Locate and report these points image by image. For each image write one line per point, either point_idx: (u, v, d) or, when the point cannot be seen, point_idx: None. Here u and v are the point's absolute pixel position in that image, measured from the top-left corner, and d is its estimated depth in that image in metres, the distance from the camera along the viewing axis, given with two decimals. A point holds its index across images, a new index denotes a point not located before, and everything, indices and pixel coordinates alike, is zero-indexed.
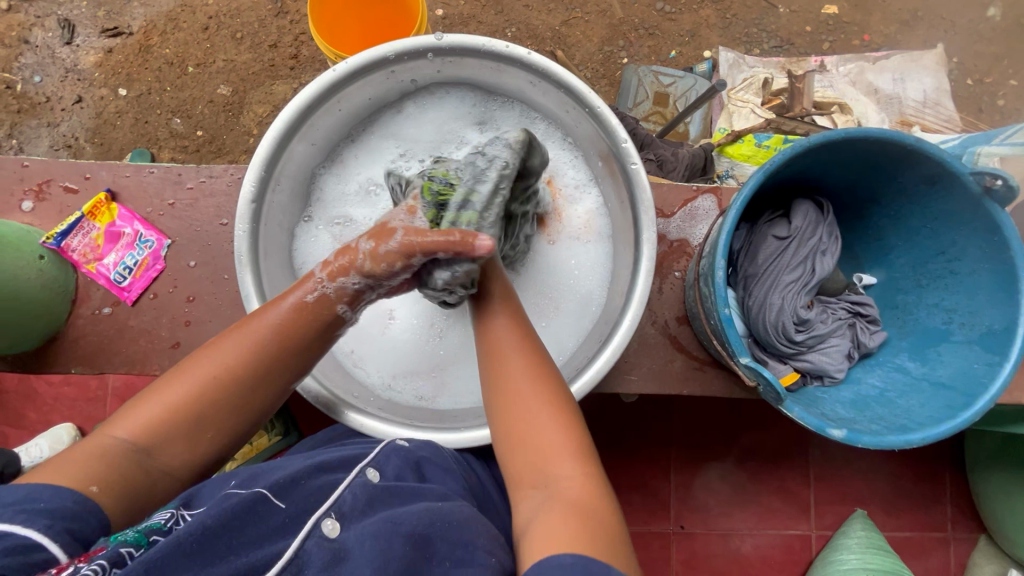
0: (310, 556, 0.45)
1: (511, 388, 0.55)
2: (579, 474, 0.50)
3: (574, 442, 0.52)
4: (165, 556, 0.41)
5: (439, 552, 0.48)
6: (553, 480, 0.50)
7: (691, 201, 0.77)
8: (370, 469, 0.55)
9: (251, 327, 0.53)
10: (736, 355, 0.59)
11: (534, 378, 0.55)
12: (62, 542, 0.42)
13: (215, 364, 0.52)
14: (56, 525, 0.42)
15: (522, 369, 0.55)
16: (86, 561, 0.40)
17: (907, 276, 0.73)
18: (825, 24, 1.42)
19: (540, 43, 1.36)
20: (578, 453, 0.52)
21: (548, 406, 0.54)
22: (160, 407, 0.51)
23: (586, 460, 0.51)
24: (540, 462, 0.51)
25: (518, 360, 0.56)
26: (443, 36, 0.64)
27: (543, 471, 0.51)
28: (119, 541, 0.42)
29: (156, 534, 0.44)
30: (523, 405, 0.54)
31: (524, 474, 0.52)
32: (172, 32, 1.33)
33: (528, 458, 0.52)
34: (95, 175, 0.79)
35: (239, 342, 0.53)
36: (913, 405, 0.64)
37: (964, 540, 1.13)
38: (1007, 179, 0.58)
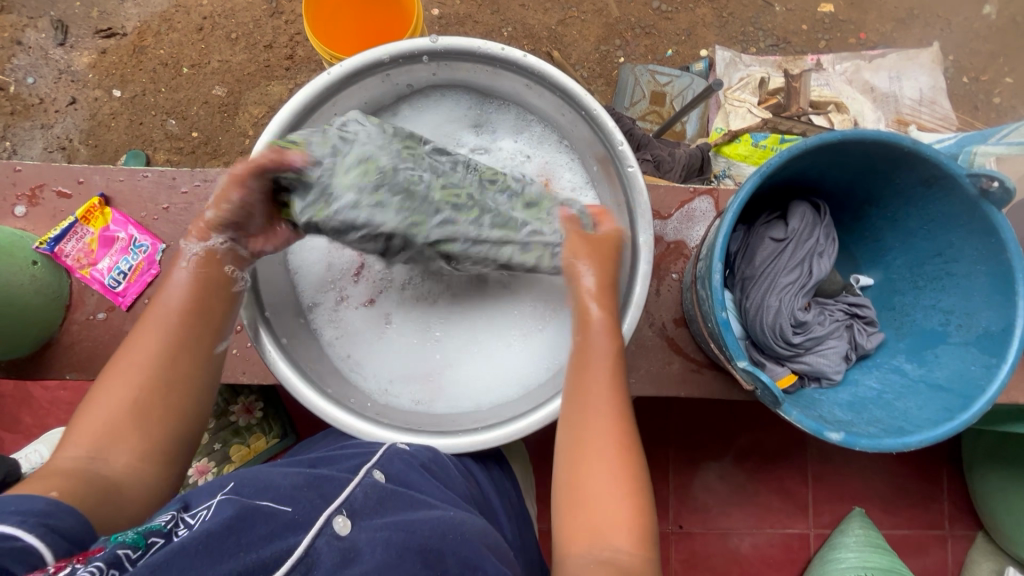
0: (320, 556, 0.45)
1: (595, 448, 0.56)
2: (637, 547, 0.52)
3: (638, 520, 0.53)
4: (171, 558, 0.39)
5: (451, 568, 0.48)
6: (611, 549, 0.51)
7: (688, 203, 0.77)
8: (376, 470, 0.55)
9: (154, 315, 0.58)
10: (734, 358, 0.58)
11: (616, 446, 0.56)
12: (38, 533, 0.40)
13: (136, 355, 0.56)
14: (30, 520, 0.40)
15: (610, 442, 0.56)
16: (84, 562, 0.37)
17: (903, 278, 0.73)
18: (821, 22, 1.42)
19: (536, 43, 1.35)
20: (638, 532, 0.53)
21: (625, 472, 0.55)
22: (104, 413, 0.53)
23: (645, 540, 0.53)
24: (601, 529, 0.52)
25: (609, 423, 0.57)
26: (438, 39, 0.63)
27: (603, 536, 0.52)
28: (117, 543, 0.40)
29: (156, 536, 0.42)
30: (604, 467, 0.55)
31: (581, 533, 0.53)
32: (166, 32, 1.32)
33: (591, 522, 0.53)
34: (89, 179, 0.78)
35: (152, 329, 0.57)
36: (910, 407, 0.64)
37: (962, 538, 1.13)
38: (1004, 181, 0.57)
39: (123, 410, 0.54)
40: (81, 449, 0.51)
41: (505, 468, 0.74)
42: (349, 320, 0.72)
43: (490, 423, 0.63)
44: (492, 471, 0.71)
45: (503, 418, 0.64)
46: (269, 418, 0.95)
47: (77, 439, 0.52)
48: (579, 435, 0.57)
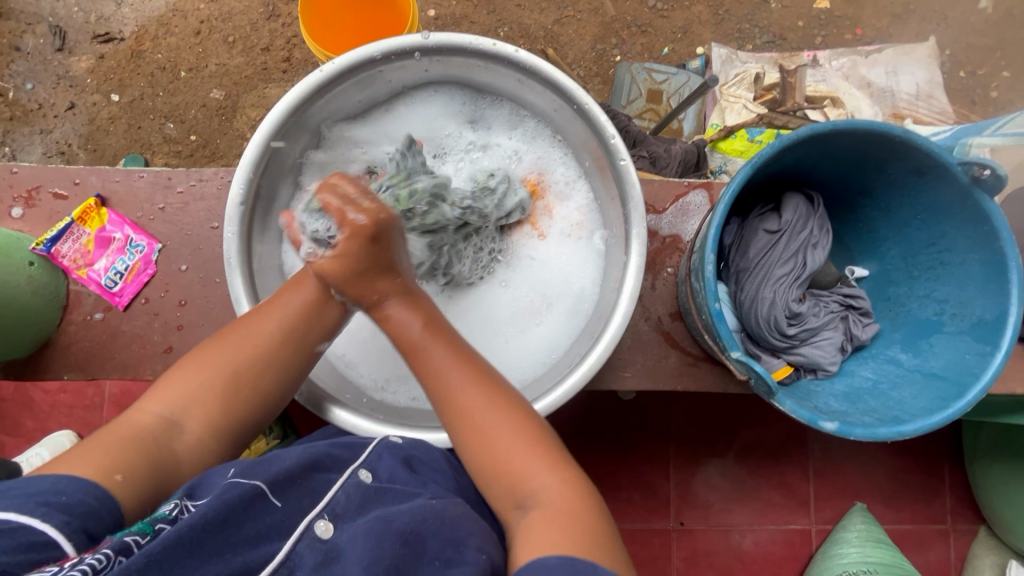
0: (302, 558, 0.45)
1: (467, 418, 0.51)
2: (559, 483, 0.49)
3: (551, 455, 0.51)
4: (166, 549, 0.40)
5: (431, 549, 0.48)
6: (533, 494, 0.49)
7: (682, 197, 0.77)
8: (363, 470, 0.55)
9: (286, 299, 0.56)
10: (728, 349, 0.58)
11: (489, 407, 0.52)
12: (77, 540, 0.42)
13: (251, 333, 0.55)
14: (73, 523, 0.42)
15: (476, 395, 0.52)
16: (91, 553, 0.39)
17: (899, 269, 0.73)
18: (817, 19, 1.42)
19: (532, 43, 1.36)
20: (555, 463, 0.51)
21: (509, 424, 0.51)
22: (197, 378, 0.54)
23: (566, 469, 0.51)
24: (516, 483, 0.50)
25: (463, 387, 0.52)
26: (429, 35, 0.63)
27: (520, 489, 0.50)
28: (125, 531, 0.42)
29: (161, 523, 0.43)
30: (485, 430, 0.51)
31: (504, 495, 0.51)
32: (163, 37, 1.33)
33: (508, 479, 0.50)
34: (85, 180, 0.79)
35: (283, 309, 0.56)
36: (905, 396, 0.64)
37: (965, 533, 1.13)
38: (996, 169, 0.57)
39: (215, 382, 0.54)
40: (162, 408, 0.52)
41: None
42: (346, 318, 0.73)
43: None
44: None
45: None
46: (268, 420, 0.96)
47: (164, 394, 0.53)
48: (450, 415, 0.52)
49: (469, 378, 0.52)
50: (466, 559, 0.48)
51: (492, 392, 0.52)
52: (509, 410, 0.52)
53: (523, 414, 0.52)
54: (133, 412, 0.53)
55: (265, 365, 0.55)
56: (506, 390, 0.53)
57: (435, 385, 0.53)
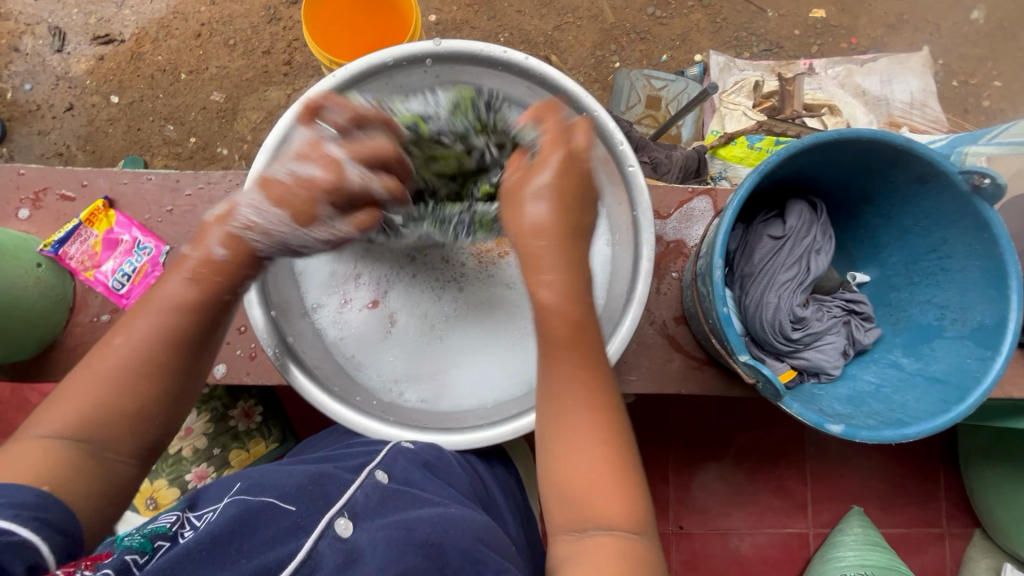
0: (322, 557, 0.47)
1: (571, 438, 0.51)
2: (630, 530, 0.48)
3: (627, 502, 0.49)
4: (174, 563, 0.41)
5: (451, 562, 0.49)
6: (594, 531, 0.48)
7: (687, 202, 0.78)
8: (380, 471, 0.58)
9: (158, 306, 0.52)
10: (736, 352, 0.59)
11: (599, 433, 0.51)
12: (32, 527, 0.41)
13: (125, 354, 0.50)
14: (23, 514, 0.41)
15: (589, 421, 0.51)
16: (92, 569, 0.39)
17: (899, 274, 0.74)
18: (813, 28, 1.44)
19: (533, 48, 1.37)
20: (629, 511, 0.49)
21: (621, 479, 0.50)
22: (94, 404, 0.48)
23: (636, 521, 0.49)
24: (585, 518, 0.49)
25: (582, 415, 0.52)
26: (441, 42, 0.64)
27: (588, 523, 0.49)
28: (124, 547, 0.42)
29: (161, 539, 0.44)
30: (576, 447, 0.51)
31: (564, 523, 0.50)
32: (163, 39, 1.33)
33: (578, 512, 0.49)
34: (92, 182, 0.79)
35: (150, 319, 0.51)
36: (907, 400, 0.65)
37: (960, 536, 1.14)
38: (995, 178, 0.59)
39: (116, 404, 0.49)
40: (51, 429, 0.47)
41: (509, 466, 0.76)
42: (355, 322, 0.71)
43: (494, 420, 0.64)
44: (496, 468, 0.72)
45: (508, 414, 0.64)
46: (269, 422, 0.96)
47: (52, 416, 0.48)
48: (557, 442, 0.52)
49: (583, 395, 0.52)
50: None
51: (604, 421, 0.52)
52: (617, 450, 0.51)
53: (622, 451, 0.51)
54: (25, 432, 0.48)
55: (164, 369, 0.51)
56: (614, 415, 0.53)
57: (553, 397, 0.53)
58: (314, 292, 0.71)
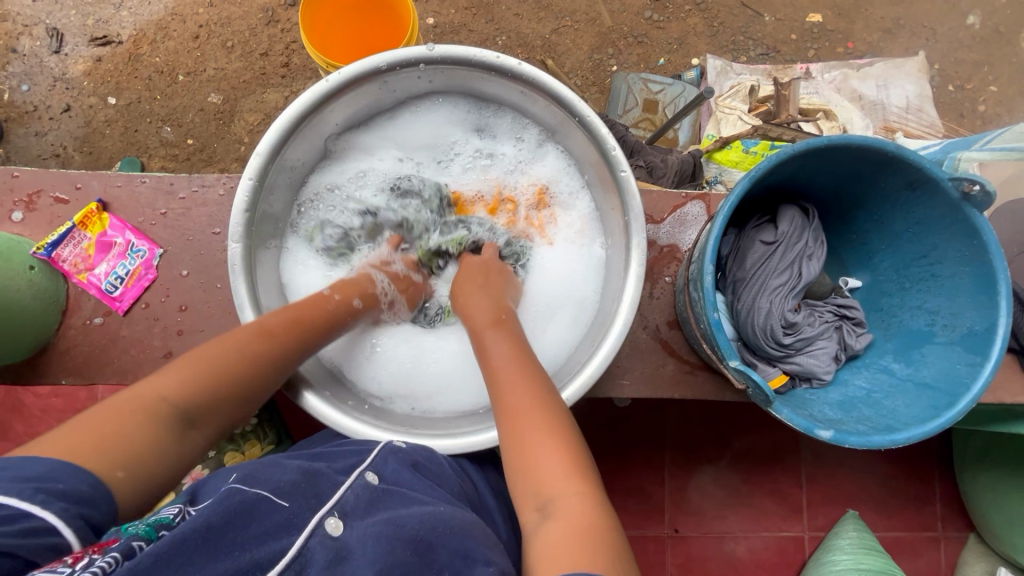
0: (314, 554, 0.47)
1: (511, 409, 0.54)
2: (579, 493, 0.48)
3: (573, 466, 0.50)
4: (172, 548, 0.41)
5: (440, 559, 0.50)
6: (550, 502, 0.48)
7: (680, 207, 0.79)
8: (369, 472, 0.57)
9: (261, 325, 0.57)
10: (726, 358, 0.59)
11: (543, 415, 0.53)
12: (76, 526, 0.42)
13: (224, 355, 0.54)
14: (71, 509, 0.42)
15: (525, 393, 0.54)
16: (101, 554, 0.41)
17: (891, 280, 0.74)
18: (810, 32, 1.44)
19: (530, 51, 1.37)
20: (577, 475, 0.49)
21: (564, 446, 0.51)
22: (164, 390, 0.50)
23: (585, 483, 0.49)
24: (536, 487, 0.49)
25: (515, 390, 0.55)
26: (435, 47, 0.64)
27: (541, 494, 0.49)
28: (130, 534, 0.43)
29: (165, 528, 0.45)
30: (524, 428, 0.52)
31: (526, 500, 0.49)
32: (161, 41, 1.33)
33: (530, 483, 0.50)
34: (86, 185, 0.79)
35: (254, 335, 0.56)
36: (898, 406, 0.65)
37: (954, 540, 1.14)
38: (984, 185, 0.59)
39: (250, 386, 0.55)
40: (140, 404, 0.49)
41: (502, 471, 0.76)
42: None
43: (484, 424, 0.64)
44: (487, 472, 0.72)
45: None
46: (264, 425, 0.95)
47: (180, 381, 0.51)
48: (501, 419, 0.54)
49: (520, 377, 0.56)
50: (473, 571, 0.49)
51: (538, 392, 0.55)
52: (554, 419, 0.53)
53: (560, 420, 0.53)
54: (142, 387, 0.51)
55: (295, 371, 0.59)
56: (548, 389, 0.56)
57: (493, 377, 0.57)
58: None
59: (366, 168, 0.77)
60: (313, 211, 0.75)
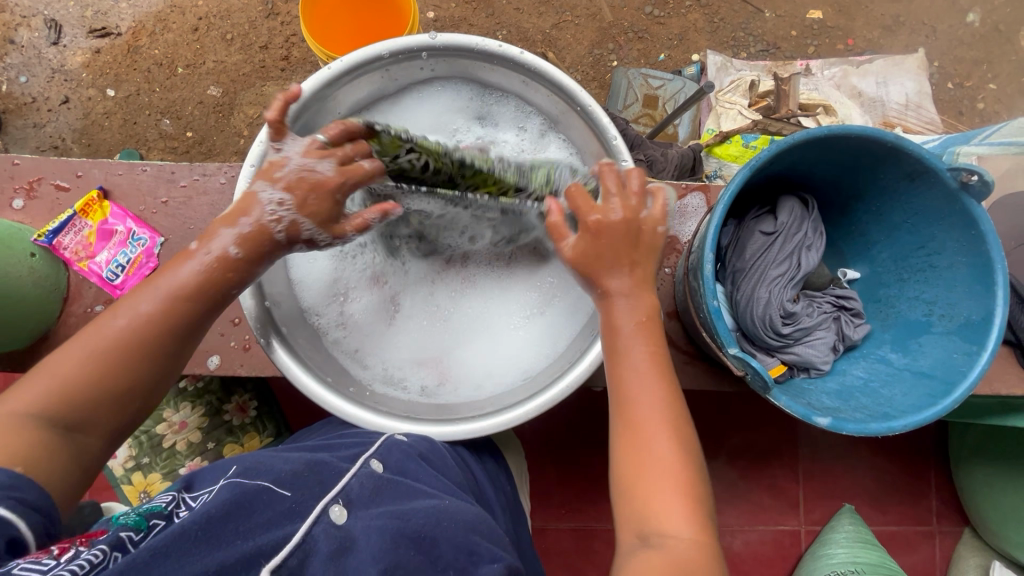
0: (317, 544, 0.47)
1: (637, 432, 0.52)
2: (690, 535, 0.48)
3: (688, 504, 0.50)
4: (170, 542, 0.41)
5: (444, 555, 0.50)
6: (660, 536, 0.48)
7: (680, 199, 0.79)
8: (374, 460, 0.58)
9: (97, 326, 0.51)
10: (725, 346, 0.60)
11: (673, 458, 0.51)
12: (9, 505, 0.42)
13: (58, 372, 0.49)
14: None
15: (657, 418, 0.52)
16: (86, 547, 0.40)
17: (889, 271, 0.75)
18: (809, 29, 1.45)
19: (530, 46, 1.37)
20: (691, 515, 0.49)
21: (683, 483, 0.50)
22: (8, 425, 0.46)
23: (698, 526, 0.49)
24: (645, 518, 0.50)
25: (649, 410, 0.52)
26: (437, 35, 0.64)
27: (649, 525, 0.49)
28: (118, 525, 0.42)
29: (156, 518, 0.44)
30: (653, 468, 0.51)
31: (630, 524, 0.51)
32: (160, 33, 1.33)
33: (638, 509, 0.50)
34: (87, 173, 0.79)
35: (86, 340, 0.50)
36: (895, 394, 0.66)
37: (950, 534, 1.15)
38: (982, 175, 0.59)
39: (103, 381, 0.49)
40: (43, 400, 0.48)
41: (501, 462, 0.76)
42: (357, 313, 0.73)
43: (486, 411, 0.64)
44: (486, 461, 0.73)
45: (502, 405, 0.64)
46: (263, 417, 0.95)
47: (37, 388, 0.48)
48: (625, 436, 0.53)
49: (654, 397, 0.53)
50: (478, 569, 0.49)
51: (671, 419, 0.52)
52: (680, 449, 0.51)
53: (684, 454, 0.52)
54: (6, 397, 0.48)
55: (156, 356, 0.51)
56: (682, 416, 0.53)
57: (624, 389, 0.54)
58: (313, 303, 0.72)
59: None
60: None
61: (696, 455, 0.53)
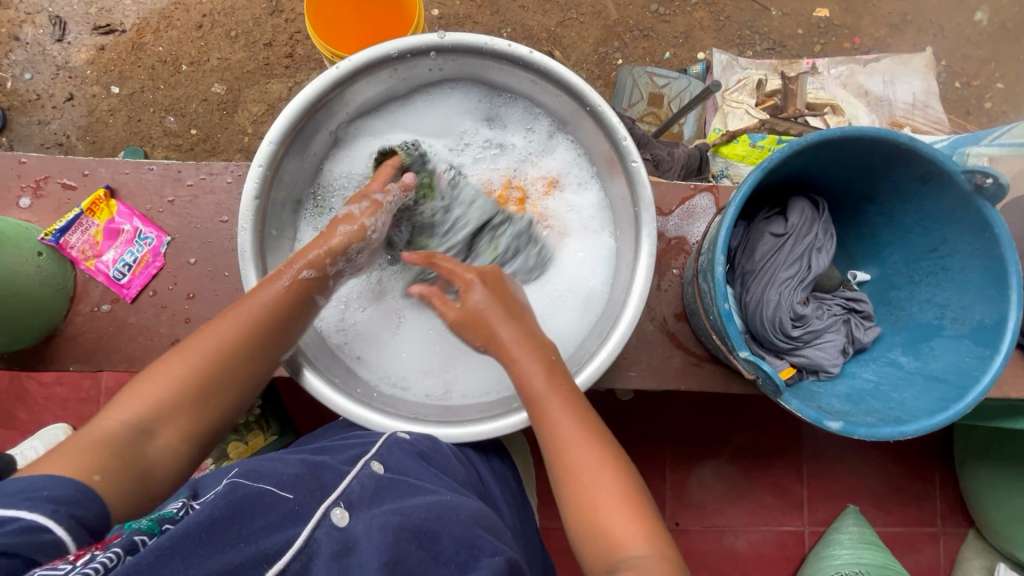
0: (320, 545, 0.47)
1: (576, 472, 0.54)
2: (655, 555, 0.50)
3: (644, 528, 0.51)
4: (177, 542, 0.41)
5: (446, 551, 0.51)
6: (627, 565, 0.50)
7: (688, 199, 0.78)
8: (375, 462, 0.58)
9: (180, 356, 0.55)
10: (736, 349, 0.59)
11: (610, 482, 0.53)
12: (66, 525, 0.42)
13: (144, 398, 0.52)
14: (60, 510, 0.42)
15: (589, 455, 0.54)
16: (102, 550, 0.40)
17: (901, 273, 0.74)
18: (816, 27, 1.44)
19: (535, 44, 1.37)
20: (649, 536, 0.51)
21: (634, 510, 0.52)
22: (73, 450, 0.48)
23: (659, 543, 0.51)
24: (608, 549, 0.51)
25: (580, 451, 0.55)
26: (446, 35, 0.64)
27: (614, 554, 0.51)
28: (131, 530, 0.42)
29: (167, 523, 0.44)
30: (594, 496, 0.53)
31: (596, 556, 0.52)
32: (164, 30, 1.33)
33: (598, 540, 0.52)
34: (93, 171, 0.79)
35: (171, 368, 0.54)
36: (906, 398, 0.65)
37: (954, 535, 1.15)
38: (998, 177, 0.59)
39: (180, 398, 0.53)
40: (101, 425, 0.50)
41: (507, 462, 0.76)
42: (359, 319, 0.73)
43: (496, 413, 0.63)
44: (494, 462, 0.73)
45: (509, 408, 0.64)
46: (266, 416, 0.96)
47: (128, 403, 0.52)
48: (564, 479, 0.55)
49: (582, 438, 0.55)
50: (480, 563, 0.51)
51: (602, 454, 0.55)
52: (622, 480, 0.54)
53: (627, 479, 0.54)
54: (98, 420, 0.51)
55: (226, 376, 0.55)
56: (611, 446, 0.56)
57: (549, 435, 0.56)
58: None
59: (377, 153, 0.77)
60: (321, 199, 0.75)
61: (638, 481, 0.55)
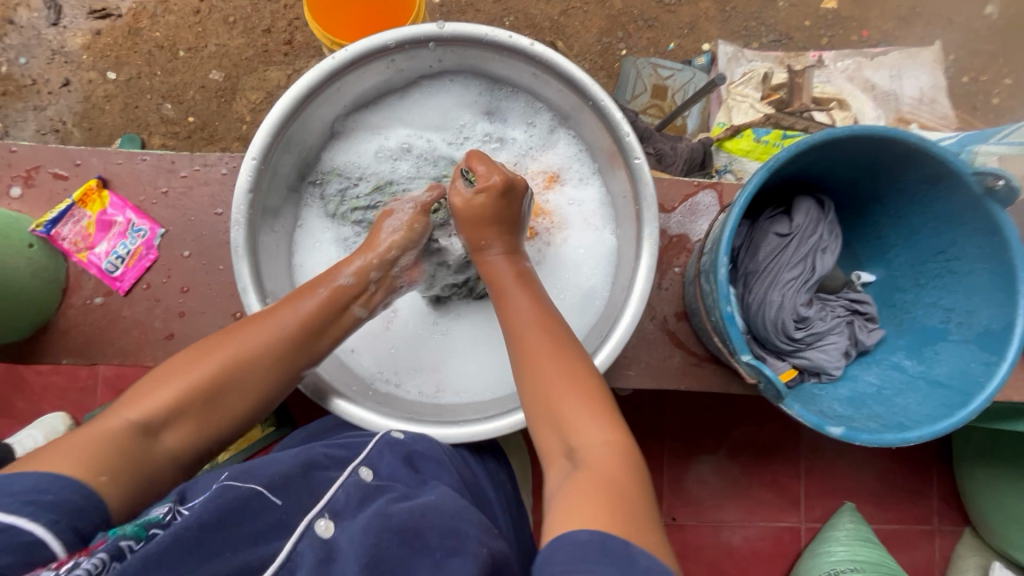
0: (303, 557, 0.46)
1: (532, 360, 0.55)
2: (605, 440, 0.49)
3: (598, 410, 0.51)
4: (163, 551, 0.40)
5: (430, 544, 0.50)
6: (579, 450, 0.49)
7: (692, 197, 0.77)
8: (364, 468, 0.57)
9: (190, 368, 0.54)
10: (737, 352, 0.59)
11: (571, 377, 0.53)
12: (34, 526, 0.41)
13: (155, 401, 0.52)
14: (62, 522, 0.42)
15: (545, 345, 0.55)
16: (86, 557, 0.39)
17: (906, 275, 0.73)
18: (824, 19, 1.41)
19: (538, 33, 1.34)
20: (604, 420, 0.50)
21: (585, 397, 0.52)
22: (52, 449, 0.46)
23: (615, 429, 0.50)
24: (562, 433, 0.51)
25: (536, 338, 0.56)
26: (445, 25, 0.62)
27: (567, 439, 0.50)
28: (118, 534, 0.42)
29: (156, 527, 0.43)
30: (549, 379, 0.53)
31: (555, 445, 0.51)
32: (162, 15, 1.30)
33: (556, 427, 0.51)
34: (85, 162, 0.77)
35: (176, 382, 0.53)
36: (909, 403, 0.65)
37: (950, 534, 1.15)
38: (1010, 180, 0.57)
39: (190, 397, 0.53)
40: (134, 415, 0.51)
41: (502, 461, 0.75)
42: None
43: (492, 413, 0.62)
44: (488, 462, 0.72)
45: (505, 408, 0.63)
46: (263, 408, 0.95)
47: (140, 403, 0.52)
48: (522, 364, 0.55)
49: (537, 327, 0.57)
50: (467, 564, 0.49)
51: (559, 340, 0.55)
52: (578, 368, 0.54)
53: (584, 365, 0.54)
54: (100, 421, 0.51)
55: (244, 380, 0.55)
56: (567, 337, 0.56)
57: (511, 326, 0.58)
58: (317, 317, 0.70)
59: (376, 147, 0.76)
60: (316, 192, 0.74)
61: (592, 370, 0.54)
